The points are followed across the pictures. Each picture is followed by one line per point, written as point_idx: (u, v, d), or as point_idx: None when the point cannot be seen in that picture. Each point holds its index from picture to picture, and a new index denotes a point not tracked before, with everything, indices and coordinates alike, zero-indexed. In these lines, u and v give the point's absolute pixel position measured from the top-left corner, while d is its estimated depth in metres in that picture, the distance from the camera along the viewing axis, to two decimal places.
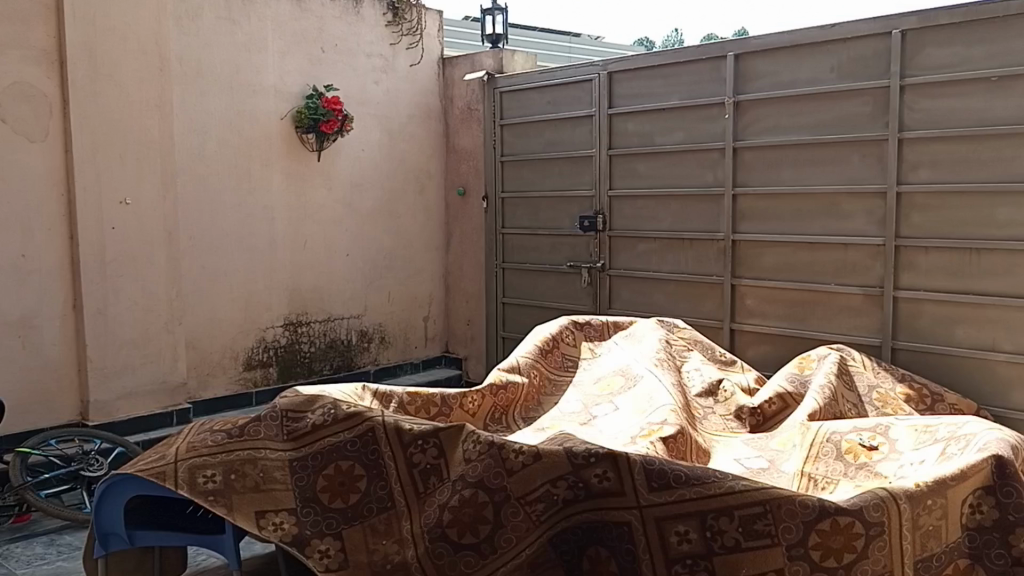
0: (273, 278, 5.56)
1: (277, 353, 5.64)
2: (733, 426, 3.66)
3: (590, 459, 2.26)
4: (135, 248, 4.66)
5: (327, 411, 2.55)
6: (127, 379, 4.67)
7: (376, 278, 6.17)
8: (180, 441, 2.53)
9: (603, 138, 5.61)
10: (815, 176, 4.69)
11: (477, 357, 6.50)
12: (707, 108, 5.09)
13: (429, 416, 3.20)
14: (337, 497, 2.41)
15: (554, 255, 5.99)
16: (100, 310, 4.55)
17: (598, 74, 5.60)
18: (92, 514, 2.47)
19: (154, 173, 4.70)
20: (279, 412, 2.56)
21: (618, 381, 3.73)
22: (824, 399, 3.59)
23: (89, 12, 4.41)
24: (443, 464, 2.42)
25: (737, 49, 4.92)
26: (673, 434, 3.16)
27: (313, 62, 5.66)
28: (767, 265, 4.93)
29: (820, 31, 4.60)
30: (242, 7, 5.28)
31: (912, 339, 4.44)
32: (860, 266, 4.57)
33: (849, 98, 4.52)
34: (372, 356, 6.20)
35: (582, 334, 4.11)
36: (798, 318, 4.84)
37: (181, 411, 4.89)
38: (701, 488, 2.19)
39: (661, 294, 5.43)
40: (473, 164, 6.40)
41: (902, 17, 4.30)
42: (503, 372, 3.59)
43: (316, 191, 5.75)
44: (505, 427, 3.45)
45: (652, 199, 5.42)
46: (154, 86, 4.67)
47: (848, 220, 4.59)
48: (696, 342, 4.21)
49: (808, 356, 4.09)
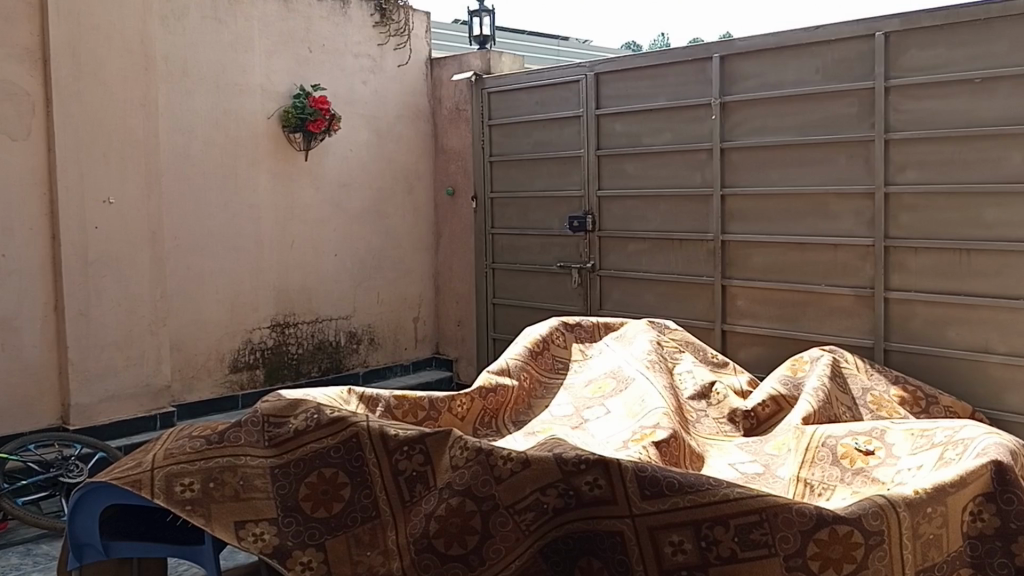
0: (259, 278, 5.47)
1: (264, 354, 5.55)
2: (727, 429, 3.61)
3: (581, 465, 2.19)
4: (119, 248, 4.56)
5: (310, 415, 2.48)
6: (109, 383, 4.58)
7: (364, 279, 6.09)
8: (157, 448, 2.45)
9: (591, 138, 5.54)
10: (806, 176, 4.63)
11: (468, 359, 6.43)
12: (694, 109, 5.03)
13: (417, 420, 3.13)
14: (320, 507, 2.33)
15: (544, 256, 5.92)
16: (82, 311, 4.46)
17: (584, 75, 5.54)
18: (67, 522, 2.37)
19: (138, 172, 4.60)
20: (261, 417, 2.49)
21: (609, 384, 3.67)
22: (818, 402, 3.53)
23: (73, 10, 4.31)
24: (430, 471, 2.35)
25: (722, 50, 4.87)
26: (666, 439, 3.10)
27: (300, 61, 5.57)
28: (757, 267, 4.88)
29: (805, 32, 4.55)
30: (227, 6, 5.18)
31: (904, 340, 4.41)
32: (850, 267, 4.53)
33: (836, 100, 4.48)
34: (361, 358, 6.12)
35: (573, 335, 4.05)
36: (789, 320, 4.80)
37: (165, 415, 4.79)
38: (696, 496, 2.13)
39: (652, 295, 5.37)
40: (462, 165, 6.33)
41: (886, 19, 4.26)
42: (492, 375, 3.52)
43: (302, 191, 5.66)
44: (495, 431, 3.38)
45: (641, 199, 5.35)
46: (139, 85, 4.57)
47: (838, 221, 4.54)
48: (687, 343, 4.16)
49: (801, 358, 4.06)
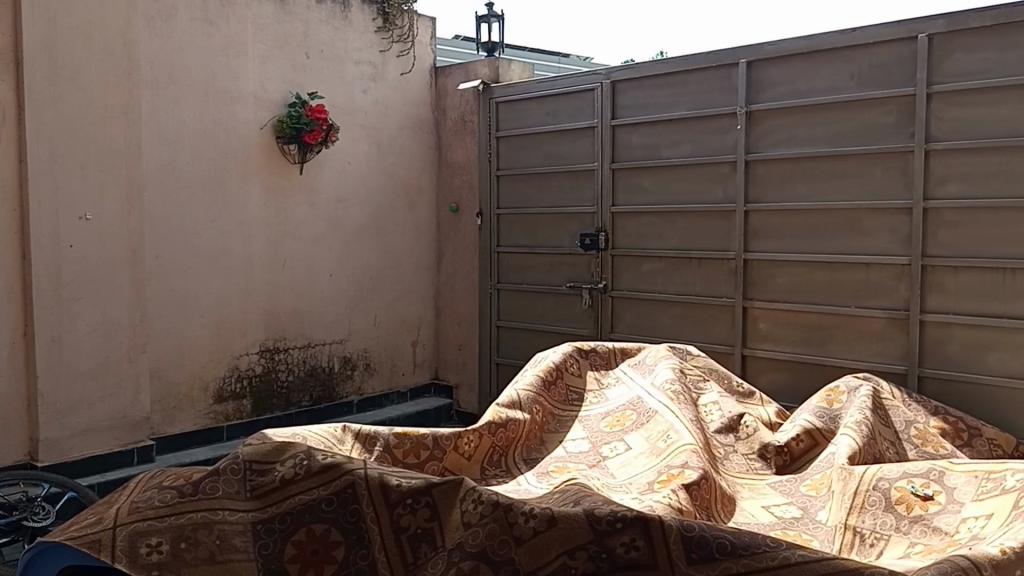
0: (249, 299, 5.16)
1: (252, 382, 5.22)
2: (758, 467, 3.28)
3: (616, 524, 1.88)
4: (95, 269, 4.25)
5: (298, 462, 2.15)
6: (83, 415, 4.25)
7: (361, 300, 5.79)
8: (122, 501, 2.11)
9: (606, 150, 5.26)
10: (836, 191, 4.36)
11: (469, 385, 6.11)
12: (716, 119, 4.76)
13: (419, 460, 2.81)
14: (308, 570, 1.99)
15: (552, 276, 5.62)
16: (55, 337, 4.13)
17: (601, 83, 5.27)
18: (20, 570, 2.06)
19: (117, 188, 4.31)
20: (243, 464, 2.16)
21: (629, 417, 3.36)
22: (862, 437, 3.21)
23: (49, 8, 4.02)
24: (437, 528, 2.00)
25: (750, 55, 4.60)
26: (697, 481, 2.77)
27: (298, 68, 5.30)
28: (781, 287, 4.59)
29: (839, 35, 4.28)
30: (220, 7, 4.89)
31: (941, 367, 4.11)
32: (883, 287, 4.25)
33: (871, 108, 4.22)
34: (357, 385, 5.80)
35: (588, 362, 3.74)
36: (814, 345, 4.50)
37: (143, 448, 4.48)
38: (751, 560, 1.79)
39: (667, 317, 5.07)
40: (467, 179, 6.05)
41: (929, 21, 4.01)
42: (502, 409, 3.20)
43: (296, 208, 5.37)
44: (506, 471, 3.05)
45: (657, 216, 5.07)
46: (120, 92, 4.29)
47: (871, 238, 4.26)
48: (711, 371, 3.84)
49: (837, 388, 3.76)
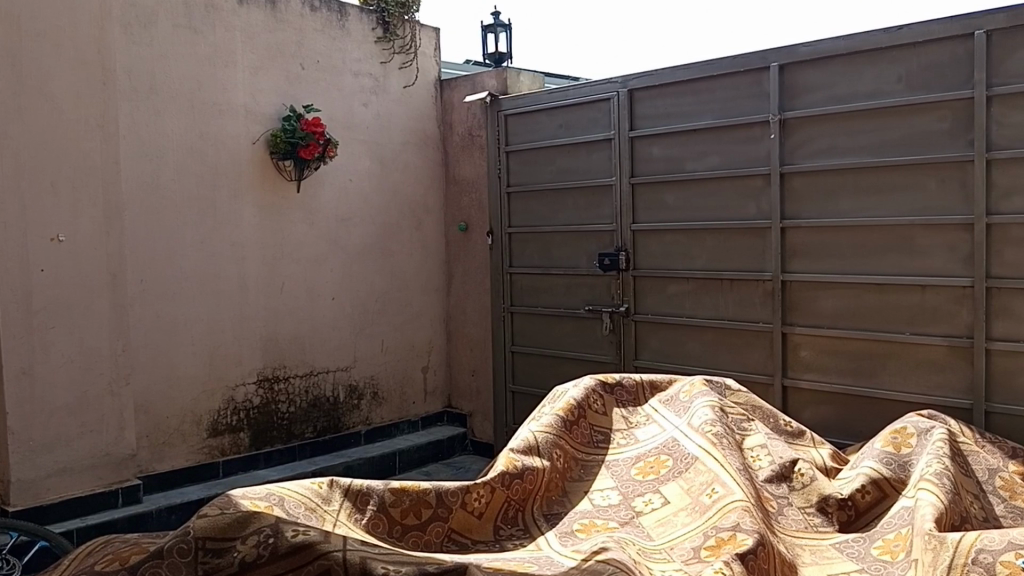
0: (244, 326, 4.76)
1: (250, 414, 4.81)
2: (818, 523, 2.80)
3: None
4: (72, 295, 3.90)
5: (263, 540, 1.77)
6: (60, 454, 3.89)
7: (365, 324, 5.38)
8: None
9: (624, 163, 4.83)
10: (885, 205, 3.89)
11: (483, 414, 5.66)
12: (747, 128, 4.32)
13: (420, 522, 2.38)
14: None
15: (570, 298, 5.17)
16: (25, 370, 3.77)
17: (617, 91, 4.85)
18: None
19: (94, 206, 3.95)
20: (194, 543, 1.77)
21: (665, 463, 2.90)
22: (946, 492, 2.70)
23: (11, 13, 3.67)
24: None
25: (782, 58, 4.16)
26: (754, 548, 2.30)
27: (291, 79, 4.93)
28: (826, 312, 4.12)
29: (882, 33, 3.82)
30: (206, 13, 4.53)
31: (1011, 401, 3.62)
32: (942, 312, 3.78)
33: (923, 114, 3.76)
34: (363, 416, 5.38)
35: (613, 398, 3.28)
36: (865, 375, 4.02)
37: (128, 489, 4.10)
38: None
39: (697, 343, 4.61)
40: (476, 197, 5.64)
41: (987, 16, 3.56)
42: (516, 455, 2.75)
43: (293, 226, 4.98)
44: (523, 530, 2.58)
45: (683, 233, 4.62)
46: (94, 103, 3.94)
47: (927, 258, 3.79)
48: (755, 407, 3.35)
49: (905, 429, 3.26)
